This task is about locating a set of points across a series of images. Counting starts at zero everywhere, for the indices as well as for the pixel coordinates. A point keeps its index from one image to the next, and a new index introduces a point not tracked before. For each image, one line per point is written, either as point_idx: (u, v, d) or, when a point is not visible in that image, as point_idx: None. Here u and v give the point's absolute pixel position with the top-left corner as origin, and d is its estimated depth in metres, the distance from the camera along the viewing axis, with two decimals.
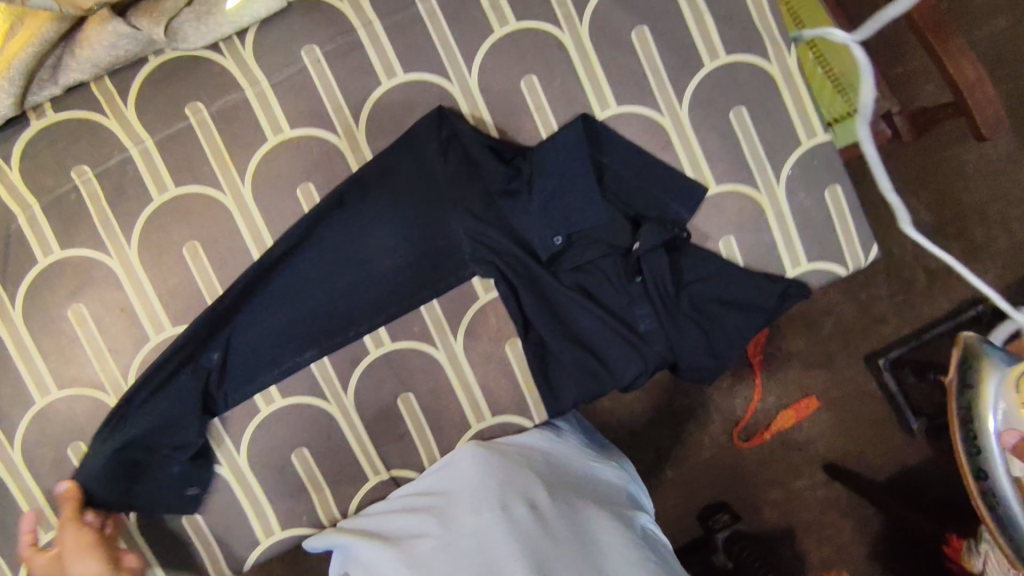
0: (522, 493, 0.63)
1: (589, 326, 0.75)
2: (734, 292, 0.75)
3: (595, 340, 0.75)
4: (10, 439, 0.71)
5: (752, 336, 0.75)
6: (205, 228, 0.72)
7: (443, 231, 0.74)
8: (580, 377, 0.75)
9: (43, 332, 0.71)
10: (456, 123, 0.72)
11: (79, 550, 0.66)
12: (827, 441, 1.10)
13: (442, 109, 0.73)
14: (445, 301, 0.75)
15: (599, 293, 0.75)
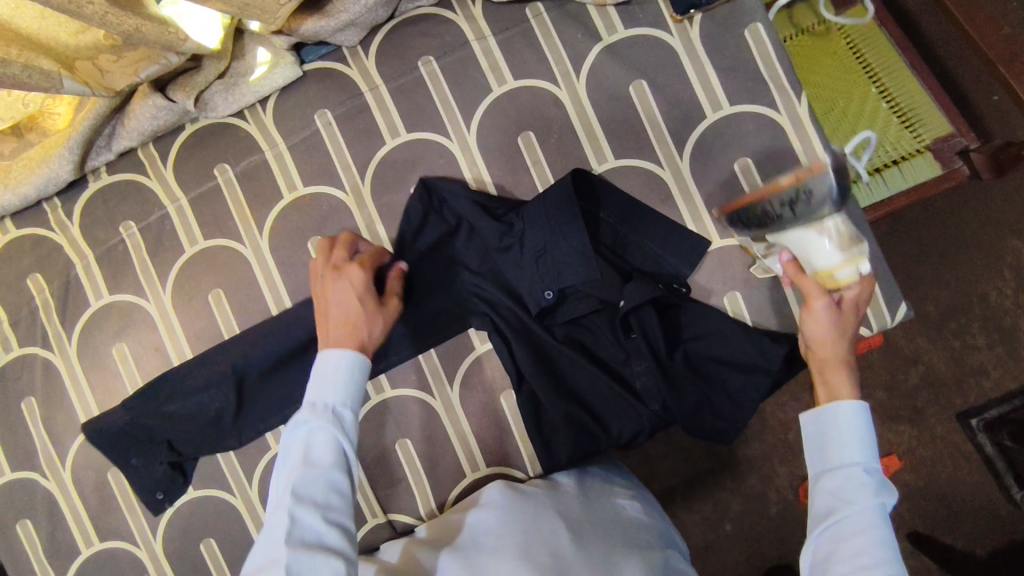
0: (546, 540, 0.59)
1: (585, 381, 0.74)
2: (738, 352, 0.71)
3: (591, 396, 0.74)
4: (62, 460, 0.81)
5: (760, 399, 0.70)
6: (228, 276, 0.79)
7: (442, 285, 0.77)
8: (574, 434, 0.74)
9: (92, 367, 0.80)
10: (444, 189, 0.76)
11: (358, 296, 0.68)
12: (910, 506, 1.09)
13: (426, 180, 0.76)
14: (442, 350, 0.77)
15: (596, 348, 0.74)
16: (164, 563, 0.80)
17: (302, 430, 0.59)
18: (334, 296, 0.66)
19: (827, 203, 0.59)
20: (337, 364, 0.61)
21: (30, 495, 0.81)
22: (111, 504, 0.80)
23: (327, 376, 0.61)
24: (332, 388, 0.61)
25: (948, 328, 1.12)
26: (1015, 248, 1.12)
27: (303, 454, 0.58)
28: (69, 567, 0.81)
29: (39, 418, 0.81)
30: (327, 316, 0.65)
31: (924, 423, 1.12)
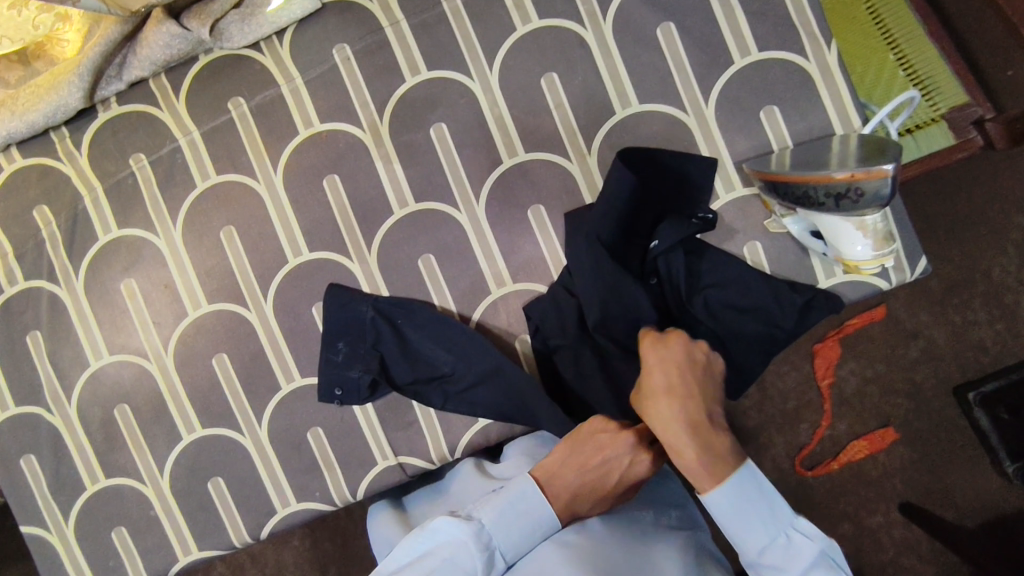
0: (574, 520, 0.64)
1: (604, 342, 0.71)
2: (754, 302, 0.70)
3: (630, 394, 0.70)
4: (68, 396, 0.79)
5: (776, 348, 0.70)
6: (240, 213, 0.77)
7: (458, 227, 0.75)
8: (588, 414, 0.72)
9: (100, 302, 0.79)
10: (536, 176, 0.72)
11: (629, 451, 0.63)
12: (905, 476, 1.12)
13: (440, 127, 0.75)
14: (458, 294, 0.75)
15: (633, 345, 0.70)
16: (171, 499, 0.79)
17: (454, 531, 0.61)
18: (584, 468, 0.63)
19: (877, 204, 0.52)
20: (535, 517, 0.61)
21: (35, 429, 0.80)
22: (117, 440, 0.79)
23: (513, 511, 0.61)
24: (506, 525, 0.61)
25: (952, 300, 1.13)
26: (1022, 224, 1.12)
27: (442, 557, 0.60)
28: (74, 503, 0.80)
29: (45, 353, 0.79)
30: (579, 482, 0.63)
31: (924, 395, 1.12)
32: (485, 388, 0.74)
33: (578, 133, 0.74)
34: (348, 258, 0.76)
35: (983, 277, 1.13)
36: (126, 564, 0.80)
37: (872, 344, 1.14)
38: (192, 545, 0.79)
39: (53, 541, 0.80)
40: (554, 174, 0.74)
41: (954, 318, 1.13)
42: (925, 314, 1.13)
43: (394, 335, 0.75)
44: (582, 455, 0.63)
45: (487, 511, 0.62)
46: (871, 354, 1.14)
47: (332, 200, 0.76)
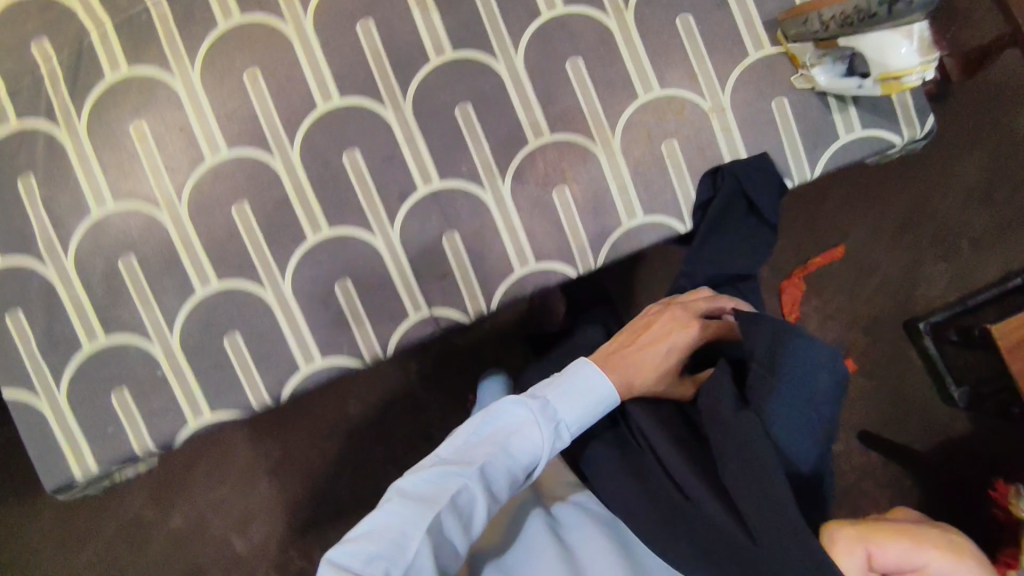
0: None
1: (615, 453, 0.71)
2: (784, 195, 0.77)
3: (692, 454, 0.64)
4: (65, 246, 0.73)
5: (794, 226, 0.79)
6: (265, 54, 0.74)
7: (496, 78, 0.75)
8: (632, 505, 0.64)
9: (104, 144, 0.73)
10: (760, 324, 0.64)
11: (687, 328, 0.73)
12: (864, 403, 1.27)
13: None
14: (495, 145, 0.75)
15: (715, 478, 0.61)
16: (181, 358, 0.74)
17: (518, 411, 0.62)
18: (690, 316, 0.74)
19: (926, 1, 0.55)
20: (597, 396, 0.66)
21: (24, 284, 0.73)
22: (121, 294, 0.73)
23: (575, 392, 0.65)
24: (568, 405, 0.64)
25: (902, 241, 1.30)
26: (959, 179, 1.31)
27: (509, 433, 0.62)
28: (68, 365, 0.73)
29: (39, 200, 0.73)
30: (656, 342, 0.73)
31: (881, 328, 1.28)
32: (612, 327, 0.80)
33: None
34: (383, 105, 0.75)
35: (929, 216, 1.31)
36: (127, 430, 0.74)
37: (834, 282, 1.28)
38: (204, 407, 0.75)
39: (41, 407, 0.73)
40: (593, 27, 0.75)
41: (904, 255, 1.30)
42: (881, 252, 1.29)
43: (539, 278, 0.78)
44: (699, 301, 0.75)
45: (557, 394, 0.65)
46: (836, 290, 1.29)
47: (365, 45, 0.74)
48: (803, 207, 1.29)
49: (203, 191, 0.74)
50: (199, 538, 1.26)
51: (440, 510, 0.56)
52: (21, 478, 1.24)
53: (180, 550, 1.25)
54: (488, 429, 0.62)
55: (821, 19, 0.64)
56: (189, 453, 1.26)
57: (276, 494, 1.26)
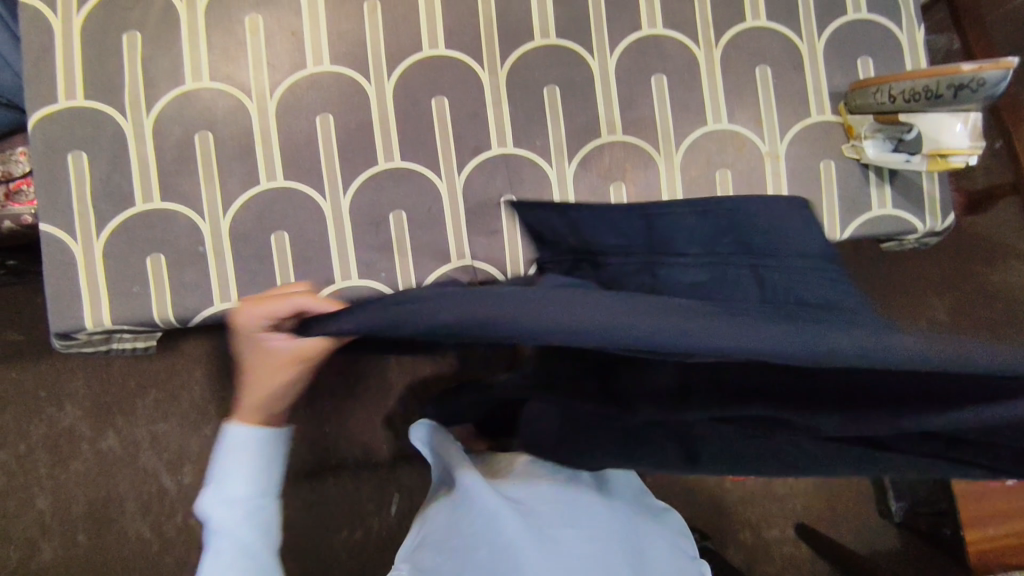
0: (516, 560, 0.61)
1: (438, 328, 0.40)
2: None
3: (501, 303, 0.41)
4: (149, 106, 0.75)
5: None
6: None
7: (588, 73, 0.82)
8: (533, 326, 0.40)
9: (218, 26, 0.77)
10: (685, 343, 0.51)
11: (282, 375, 0.62)
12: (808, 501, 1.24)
13: None
14: (571, 130, 0.81)
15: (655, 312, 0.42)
16: (226, 241, 0.76)
17: (214, 516, 0.61)
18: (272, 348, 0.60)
19: (992, 93, 0.63)
20: (246, 453, 0.62)
21: (98, 128, 0.74)
22: (188, 165, 0.75)
23: (237, 458, 0.62)
24: (246, 480, 0.62)
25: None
26: (931, 315, 1.36)
27: (226, 538, 0.61)
28: (115, 216, 0.74)
29: (139, 56, 0.75)
30: (261, 386, 0.62)
31: None
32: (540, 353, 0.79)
33: (713, 27, 0.83)
34: (481, 66, 0.80)
35: None
36: (152, 294, 0.74)
37: None
38: (232, 293, 0.76)
39: (73, 250, 0.73)
40: (683, 54, 0.83)
41: None
42: None
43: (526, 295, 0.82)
44: (268, 354, 0.61)
45: (222, 467, 0.62)
46: None
47: (481, 10, 0.80)
48: None
49: (296, 95, 0.77)
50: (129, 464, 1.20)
51: None
52: None
53: (104, 471, 1.19)
54: (211, 549, 0.61)
55: (890, 92, 0.73)
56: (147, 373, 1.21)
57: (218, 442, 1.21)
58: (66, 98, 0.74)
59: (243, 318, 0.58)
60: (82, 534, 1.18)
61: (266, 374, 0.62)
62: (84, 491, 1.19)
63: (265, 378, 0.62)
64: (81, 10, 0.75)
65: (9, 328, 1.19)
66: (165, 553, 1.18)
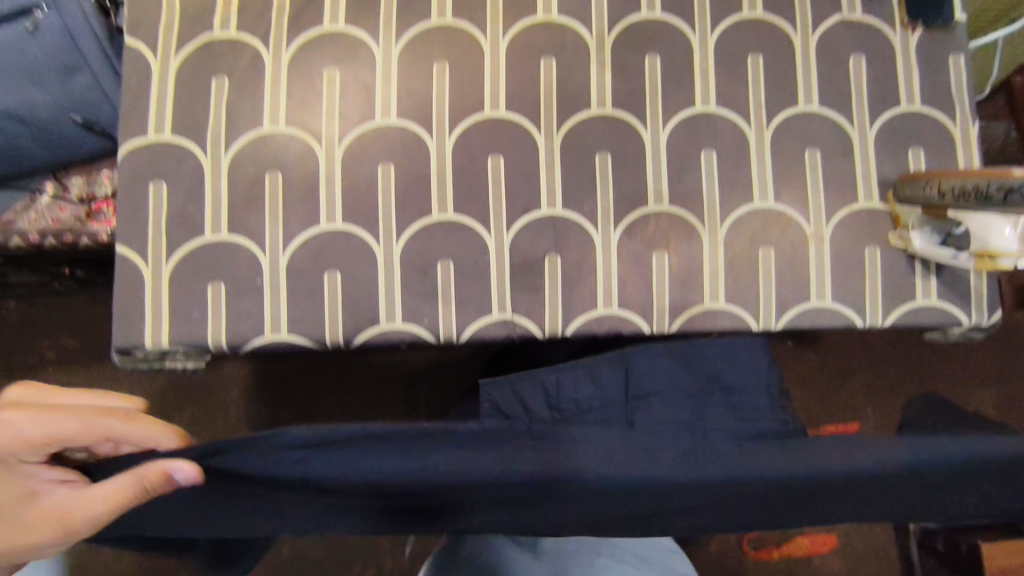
0: None
1: (324, 464, 0.46)
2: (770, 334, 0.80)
3: (381, 493, 0.47)
4: (228, 145, 0.81)
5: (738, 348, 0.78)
6: (459, 56, 0.84)
7: (640, 144, 0.85)
8: (365, 483, 0.46)
9: (299, 77, 0.83)
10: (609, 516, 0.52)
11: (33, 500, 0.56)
12: None
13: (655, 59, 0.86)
14: (619, 197, 0.84)
15: (400, 490, 0.47)
16: (283, 276, 0.80)
17: None
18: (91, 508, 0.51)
19: None
20: None
21: (179, 162, 0.80)
22: (256, 202, 0.80)
23: None
24: None
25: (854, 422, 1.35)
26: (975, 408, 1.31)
27: None
28: (185, 244, 0.79)
29: (224, 100, 0.82)
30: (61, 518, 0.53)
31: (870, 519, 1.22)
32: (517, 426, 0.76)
33: (766, 110, 0.86)
34: (538, 130, 0.84)
35: None
36: (209, 319, 0.79)
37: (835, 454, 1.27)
38: (283, 327, 0.80)
39: (144, 272, 0.79)
40: (734, 133, 0.85)
41: None
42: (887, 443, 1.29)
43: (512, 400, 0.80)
44: (77, 520, 0.52)
45: None
46: None
47: (543, 78, 0.85)
48: (812, 378, 1.31)
49: (362, 144, 0.82)
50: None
51: None
52: (40, 349, 1.27)
53: None
54: None
55: (940, 186, 0.74)
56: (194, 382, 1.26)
57: None
58: (155, 132, 0.81)
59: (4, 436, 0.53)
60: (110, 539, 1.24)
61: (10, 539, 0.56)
62: None
63: (21, 529, 0.55)
64: (178, 54, 0.82)
65: (69, 335, 1.27)
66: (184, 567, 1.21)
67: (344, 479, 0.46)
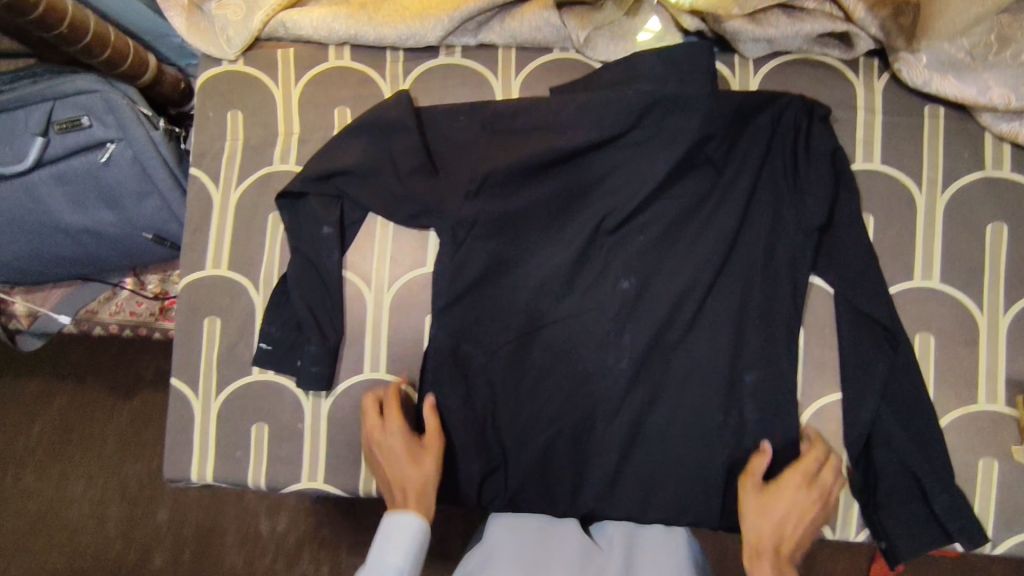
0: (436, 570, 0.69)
1: (468, 110, 0.80)
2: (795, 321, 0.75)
3: (513, 262, 0.78)
4: (268, 282, 0.80)
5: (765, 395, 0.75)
6: (522, 198, 0.77)
7: (713, 310, 0.76)
8: (498, 145, 0.77)
9: (354, 218, 0.80)
10: (792, 268, 0.75)
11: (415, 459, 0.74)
12: None
13: (743, 216, 0.75)
14: (680, 370, 0.76)
15: (530, 240, 0.78)
16: (324, 424, 0.79)
17: None
18: (400, 462, 0.74)
19: None
20: None
21: (234, 298, 0.81)
22: (298, 346, 0.78)
23: None
24: None
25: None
26: None
27: None
28: (233, 382, 0.80)
29: (280, 235, 0.80)
30: (396, 470, 0.74)
31: None
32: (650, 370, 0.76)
33: (870, 284, 0.73)
34: (598, 286, 0.77)
35: None
36: (251, 460, 0.80)
37: None
38: (320, 475, 0.79)
39: (195, 406, 0.80)
40: (826, 306, 0.76)
41: None
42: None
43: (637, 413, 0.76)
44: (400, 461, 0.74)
45: None
46: None
47: (610, 226, 0.76)
48: None
49: (415, 291, 0.80)
50: (232, 502, 1.46)
51: None
52: None
53: None
54: None
55: None
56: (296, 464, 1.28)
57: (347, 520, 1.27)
58: (212, 266, 0.81)
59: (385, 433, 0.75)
60: (186, 553, 1.45)
61: (395, 455, 0.74)
62: None
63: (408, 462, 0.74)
64: (238, 186, 0.82)
65: None
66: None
67: (490, 164, 0.76)
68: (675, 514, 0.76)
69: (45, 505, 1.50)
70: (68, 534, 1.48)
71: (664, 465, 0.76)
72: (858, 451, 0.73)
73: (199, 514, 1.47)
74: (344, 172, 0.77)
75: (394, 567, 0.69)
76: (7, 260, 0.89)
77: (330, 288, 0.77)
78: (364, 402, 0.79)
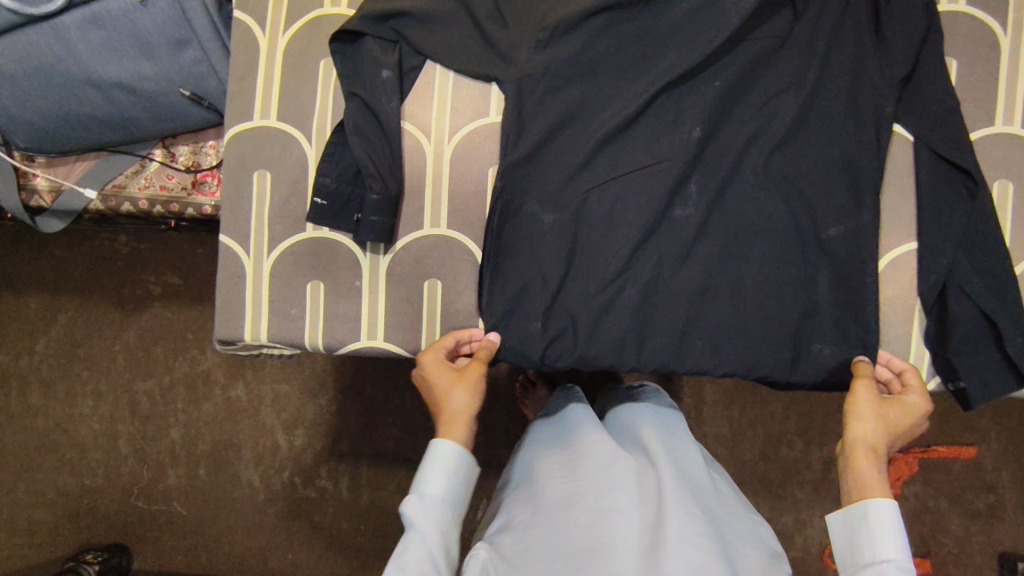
0: (522, 532, 0.70)
1: None
2: (877, 167, 0.72)
3: (586, 108, 0.72)
4: (321, 132, 0.76)
5: (844, 245, 0.72)
6: (597, 36, 0.71)
7: (792, 158, 0.72)
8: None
9: (414, 63, 0.75)
10: (876, 113, 0.71)
11: (452, 385, 0.70)
12: None
13: (827, 58, 0.72)
14: (756, 221, 0.73)
15: (609, 83, 0.72)
16: (382, 278, 0.77)
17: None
18: (436, 386, 0.71)
19: None
20: None
21: (285, 150, 0.76)
22: (357, 199, 0.74)
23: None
24: None
25: (981, 525, 1.15)
26: None
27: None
28: (285, 239, 0.77)
29: (333, 81, 0.76)
30: (438, 397, 0.71)
31: (970, 545, 1.15)
32: (724, 222, 0.73)
33: (954, 128, 0.71)
34: (674, 133, 0.72)
35: None
36: (306, 319, 0.77)
37: (950, 479, 1.15)
38: (380, 333, 0.77)
39: (246, 265, 0.77)
40: (906, 155, 0.73)
41: None
42: (1013, 470, 1.15)
43: (714, 267, 0.73)
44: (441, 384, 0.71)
45: None
46: (943, 490, 1.16)
47: (693, 66, 0.70)
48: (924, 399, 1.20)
49: (478, 142, 0.76)
50: (252, 416, 1.31)
51: (504, 523, 0.74)
52: (144, 286, 1.33)
53: (233, 417, 1.32)
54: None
55: None
56: (330, 363, 1.30)
57: (384, 411, 1.29)
58: (260, 116, 0.76)
59: (424, 362, 0.72)
60: (202, 468, 1.32)
61: (431, 380, 0.71)
62: (211, 430, 1.32)
63: (445, 385, 0.70)
64: (286, 31, 0.77)
65: (170, 272, 1.33)
66: (328, 501, 1.29)
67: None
68: (745, 372, 0.73)
69: (49, 426, 1.34)
70: (75, 455, 1.34)
71: (739, 320, 0.73)
72: (935, 298, 0.72)
73: (215, 430, 1.32)
74: (404, 13, 0.72)
75: (432, 495, 0.65)
76: (33, 121, 0.84)
77: (389, 137, 0.73)
78: (424, 258, 0.77)
